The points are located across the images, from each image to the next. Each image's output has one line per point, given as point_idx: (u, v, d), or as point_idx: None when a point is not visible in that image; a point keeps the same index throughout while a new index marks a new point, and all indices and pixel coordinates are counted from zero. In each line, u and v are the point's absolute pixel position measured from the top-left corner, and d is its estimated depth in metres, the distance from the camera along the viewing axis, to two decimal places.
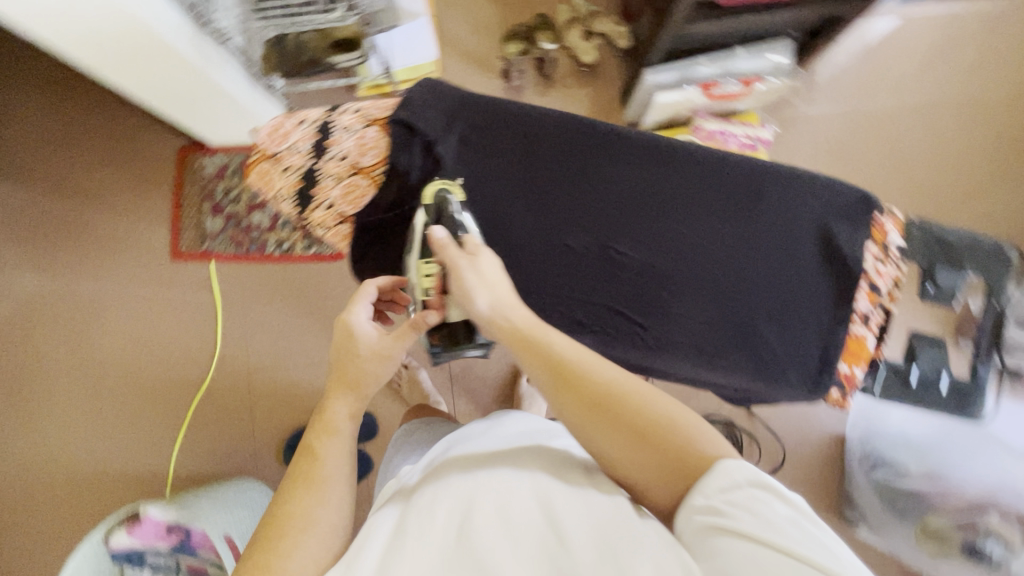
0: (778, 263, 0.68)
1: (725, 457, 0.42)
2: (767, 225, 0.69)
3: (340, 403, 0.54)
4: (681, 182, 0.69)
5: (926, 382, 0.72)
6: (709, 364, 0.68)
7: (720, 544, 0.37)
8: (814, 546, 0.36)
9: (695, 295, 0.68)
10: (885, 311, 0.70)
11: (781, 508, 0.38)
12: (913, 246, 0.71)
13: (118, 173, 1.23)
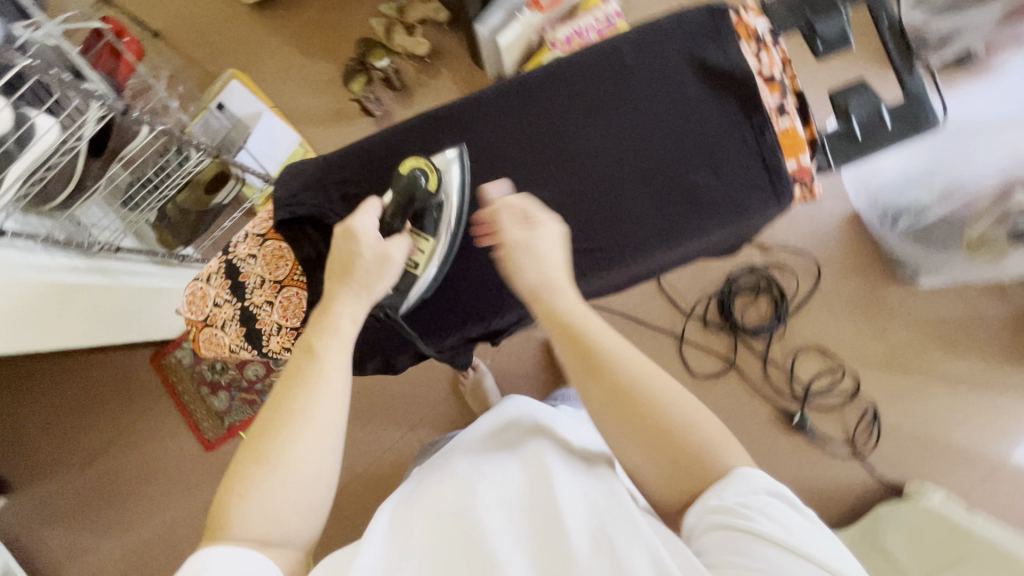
0: (674, 118, 0.67)
1: (736, 464, 0.47)
2: (642, 92, 0.67)
3: (344, 311, 0.56)
4: (546, 107, 0.69)
5: (876, 126, 0.67)
6: (673, 242, 0.66)
7: (743, 543, 0.41)
8: (823, 550, 0.41)
9: (622, 191, 0.67)
10: (793, 97, 0.68)
11: (798, 519, 0.43)
12: (779, 18, 0.69)
13: (118, 413, 1.25)
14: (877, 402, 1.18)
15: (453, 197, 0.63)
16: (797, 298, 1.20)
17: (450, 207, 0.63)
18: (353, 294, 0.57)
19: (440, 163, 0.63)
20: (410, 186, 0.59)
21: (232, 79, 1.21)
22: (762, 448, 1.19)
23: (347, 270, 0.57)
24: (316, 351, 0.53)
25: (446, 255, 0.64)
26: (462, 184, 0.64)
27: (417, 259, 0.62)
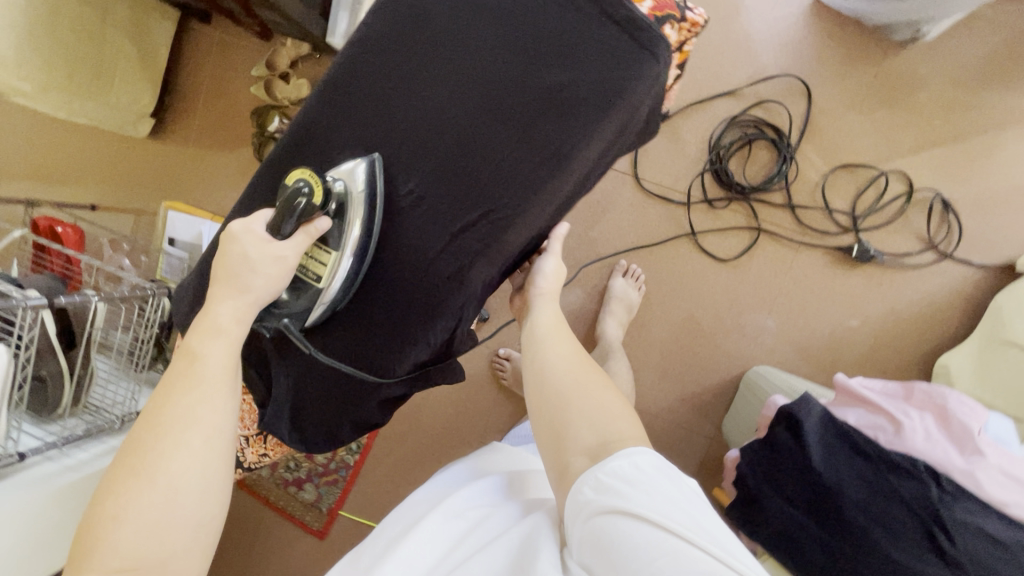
0: (489, 27, 0.50)
1: (631, 443, 0.45)
2: (443, 22, 0.51)
3: (224, 308, 0.49)
4: (353, 103, 0.53)
5: None
6: (563, 172, 0.52)
7: (619, 528, 0.39)
8: (700, 526, 0.38)
9: (484, 152, 0.52)
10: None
11: (681, 491, 0.41)
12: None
13: (230, 544, 1.30)
14: (941, 188, 1.00)
15: (358, 203, 0.50)
16: (798, 124, 1.03)
17: (356, 217, 0.51)
18: (237, 296, 0.49)
19: (339, 173, 0.51)
20: (295, 205, 0.48)
21: (167, 210, 1.19)
22: (835, 296, 1.05)
23: (228, 268, 0.49)
24: (202, 357, 0.48)
25: (357, 262, 0.53)
26: (372, 194, 0.51)
27: (318, 269, 0.52)
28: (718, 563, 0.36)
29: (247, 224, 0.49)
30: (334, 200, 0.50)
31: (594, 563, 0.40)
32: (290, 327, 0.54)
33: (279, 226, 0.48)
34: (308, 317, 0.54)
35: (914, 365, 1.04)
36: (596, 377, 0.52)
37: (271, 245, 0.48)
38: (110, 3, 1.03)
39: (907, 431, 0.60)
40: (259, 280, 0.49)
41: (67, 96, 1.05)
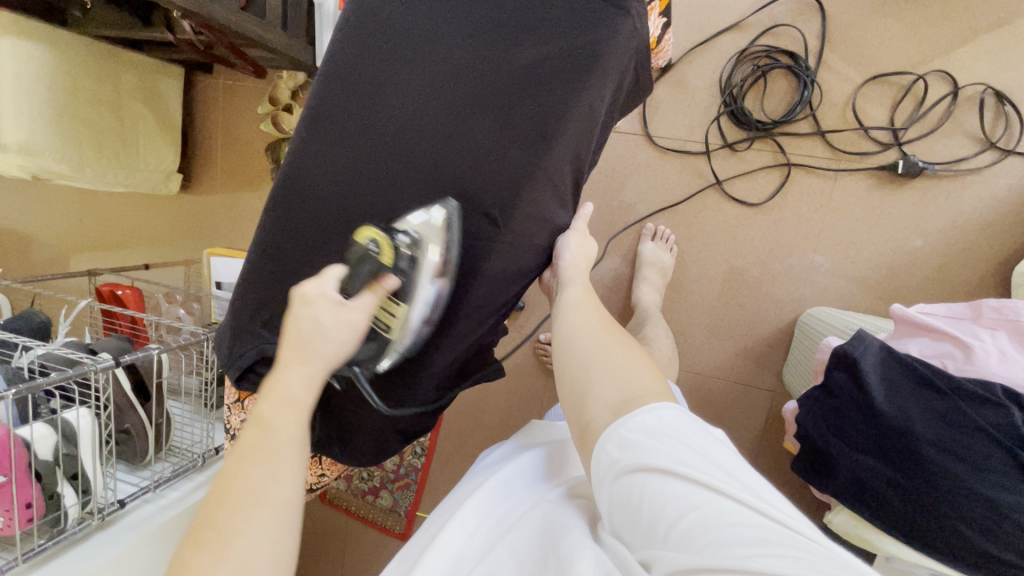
0: (449, 20, 0.47)
1: (655, 399, 0.45)
2: (403, 25, 0.48)
3: (294, 381, 0.43)
4: (337, 129, 0.51)
5: None
6: (556, 153, 0.49)
7: (648, 484, 0.40)
8: (736, 479, 0.39)
9: (473, 149, 0.50)
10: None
11: (706, 441, 0.41)
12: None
13: (323, 555, 1.38)
14: (990, 80, 0.90)
15: (430, 258, 0.51)
16: (814, 44, 0.95)
17: (428, 265, 0.52)
18: (308, 363, 0.44)
19: (412, 224, 0.51)
20: (365, 264, 0.49)
21: (211, 258, 1.22)
22: (886, 220, 0.97)
23: (302, 335, 0.44)
24: (272, 427, 0.41)
25: (425, 310, 0.53)
26: (440, 232, 0.51)
27: (389, 321, 0.51)
28: (750, 511, 0.36)
29: (322, 288, 0.45)
30: (405, 253, 0.50)
31: (640, 525, 0.40)
32: (360, 376, 0.52)
33: (348, 286, 0.48)
34: (378, 365, 0.54)
35: (989, 279, 0.95)
36: (618, 339, 0.52)
37: (343, 310, 0.45)
38: (118, 74, 1.08)
39: (979, 355, 0.55)
40: (332, 346, 0.45)
41: (99, 171, 1.11)
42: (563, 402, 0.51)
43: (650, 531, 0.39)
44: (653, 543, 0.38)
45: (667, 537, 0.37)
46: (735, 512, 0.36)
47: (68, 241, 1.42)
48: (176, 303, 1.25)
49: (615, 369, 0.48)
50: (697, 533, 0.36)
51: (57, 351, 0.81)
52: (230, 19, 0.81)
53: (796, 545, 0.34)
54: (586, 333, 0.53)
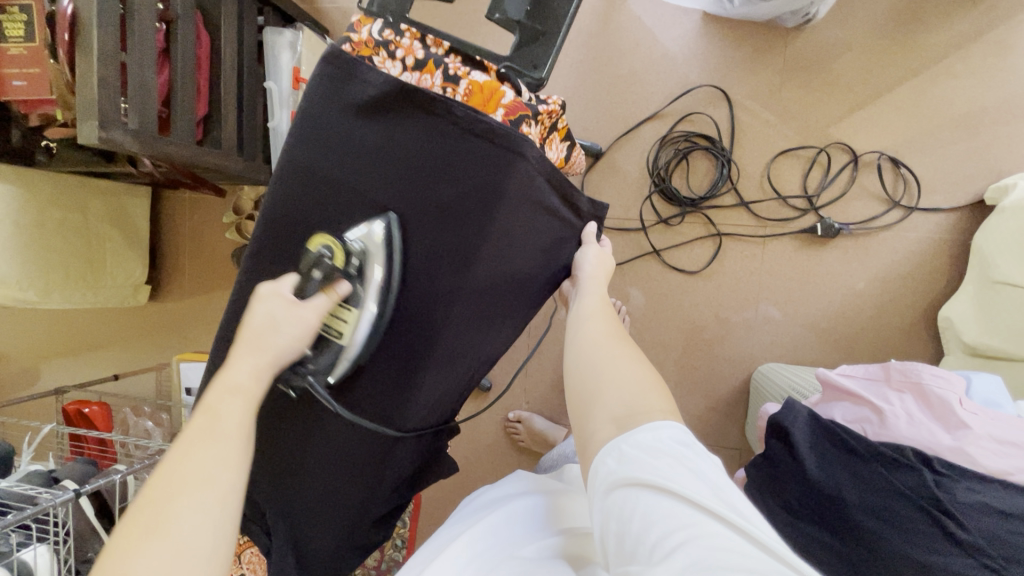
0: (369, 168, 0.54)
1: (660, 416, 0.46)
2: (334, 177, 0.54)
3: (241, 369, 0.49)
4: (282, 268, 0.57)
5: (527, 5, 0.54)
6: (477, 274, 0.55)
7: (640, 501, 0.41)
8: (726, 501, 0.39)
9: (402, 278, 0.55)
10: (452, 56, 0.52)
11: (707, 466, 0.42)
12: (382, 5, 0.54)
13: None
14: (884, 148, 1.00)
15: (377, 268, 0.53)
16: (727, 127, 1.05)
17: (374, 275, 0.54)
18: (259, 354, 0.49)
19: (356, 236, 0.53)
20: (320, 270, 0.54)
21: (179, 364, 1.22)
22: (816, 276, 1.04)
23: (255, 331, 0.50)
24: (219, 412, 0.47)
25: (376, 322, 0.55)
26: (389, 250, 0.53)
27: (339, 326, 0.54)
28: (743, 540, 0.37)
29: (277, 288, 0.52)
30: (356, 262, 0.53)
31: (628, 537, 0.40)
32: (315, 384, 0.55)
33: (303, 288, 0.54)
34: (331, 374, 0.56)
35: (917, 324, 1.01)
36: (618, 345, 0.54)
37: (298, 307, 0.52)
38: (85, 201, 1.14)
39: (891, 420, 0.59)
40: (286, 339, 0.51)
41: (66, 294, 1.14)
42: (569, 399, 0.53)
43: (634, 546, 0.40)
44: (632, 561, 0.40)
45: (652, 555, 0.38)
46: (728, 540, 0.37)
47: (37, 357, 1.43)
48: (145, 414, 1.25)
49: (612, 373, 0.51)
50: (681, 552, 0.37)
51: (15, 489, 0.81)
52: (187, 154, 0.87)
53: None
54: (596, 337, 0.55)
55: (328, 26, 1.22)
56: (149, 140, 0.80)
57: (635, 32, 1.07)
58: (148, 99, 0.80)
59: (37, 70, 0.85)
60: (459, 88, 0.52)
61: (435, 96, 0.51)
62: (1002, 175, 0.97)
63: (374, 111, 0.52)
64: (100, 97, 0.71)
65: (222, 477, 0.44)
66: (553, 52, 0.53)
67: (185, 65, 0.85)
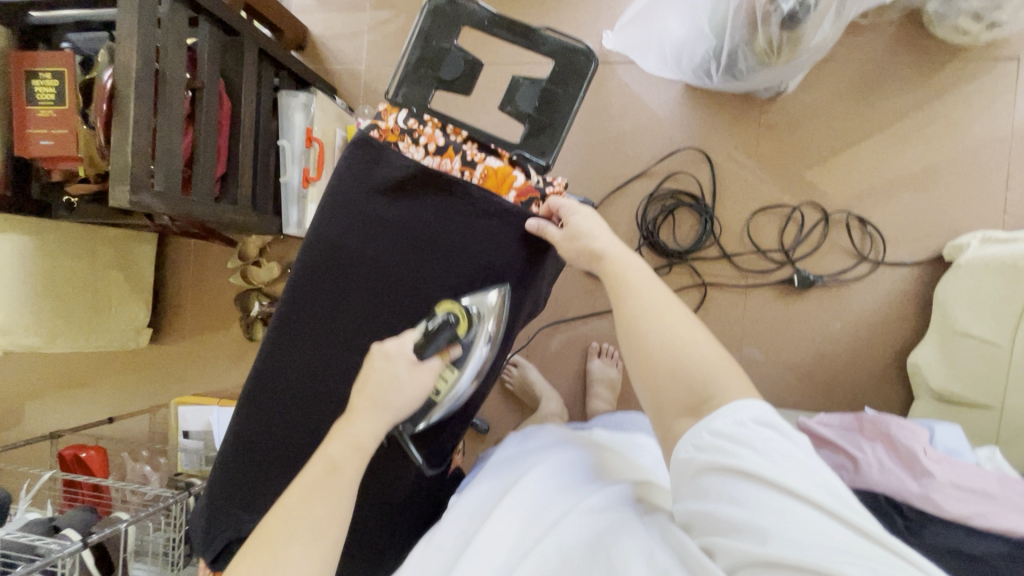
0: (397, 241, 0.60)
1: (739, 398, 0.49)
2: (358, 247, 0.60)
3: (362, 426, 0.51)
4: (305, 331, 0.62)
5: (541, 92, 0.58)
6: (486, 334, 0.62)
7: (730, 484, 0.46)
8: (814, 483, 0.44)
9: None
10: (469, 142, 0.60)
11: (791, 446, 0.46)
12: (407, 97, 0.60)
13: None
14: (851, 207, 1.10)
15: (487, 329, 0.59)
16: (709, 186, 1.14)
17: (484, 339, 0.59)
18: (380, 412, 0.51)
19: (472, 301, 0.59)
20: (443, 333, 0.56)
21: (177, 407, 1.24)
22: (795, 324, 1.11)
23: (378, 387, 0.52)
24: (339, 467, 0.49)
25: (472, 380, 0.61)
26: (498, 319, 0.60)
27: (443, 383, 0.59)
28: (826, 517, 0.42)
29: (401, 347, 0.53)
30: (474, 328, 0.58)
31: (717, 511, 0.46)
32: (405, 431, 0.64)
33: (424, 348, 0.55)
34: (414, 424, 0.65)
35: (888, 369, 1.09)
36: (682, 311, 0.54)
37: (420, 370, 0.53)
38: (94, 249, 1.17)
39: (864, 467, 0.65)
40: (404, 399, 0.52)
41: (70, 338, 1.16)
42: (638, 380, 0.54)
43: (723, 522, 0.45)
44: (717, 533, 0.46)
45: (744, 530, 0.44)
46: (813, 518, 0.42)
47: (31, 401, 1.43)
48: (142, 460, 1.26)
49: (677, 359, 0.51)
50: (770, 534, 0.42)
51: (20, 540, 0.81)
52: (208, 211, 0.92)
53: (866, 554, 0.40)
54: (650, 302, 0.54)
55: (336, 85, 1.30)
56: (173, 200, 0.85)
57: (623, 99, 1.17)
58: (174, 162, 0.86)
59: (64, 130, 0.89)
60: (474, 172, 0.59)
61: (453, 178, 0.58)
62: (958, 233, 1.06)
63: (403, 190, 0.59)
64: (133, 163, 0.76)
65: (326, 513, 0.46)
66: (559, 142, 0.59)
67: (208, 128, 0.91)
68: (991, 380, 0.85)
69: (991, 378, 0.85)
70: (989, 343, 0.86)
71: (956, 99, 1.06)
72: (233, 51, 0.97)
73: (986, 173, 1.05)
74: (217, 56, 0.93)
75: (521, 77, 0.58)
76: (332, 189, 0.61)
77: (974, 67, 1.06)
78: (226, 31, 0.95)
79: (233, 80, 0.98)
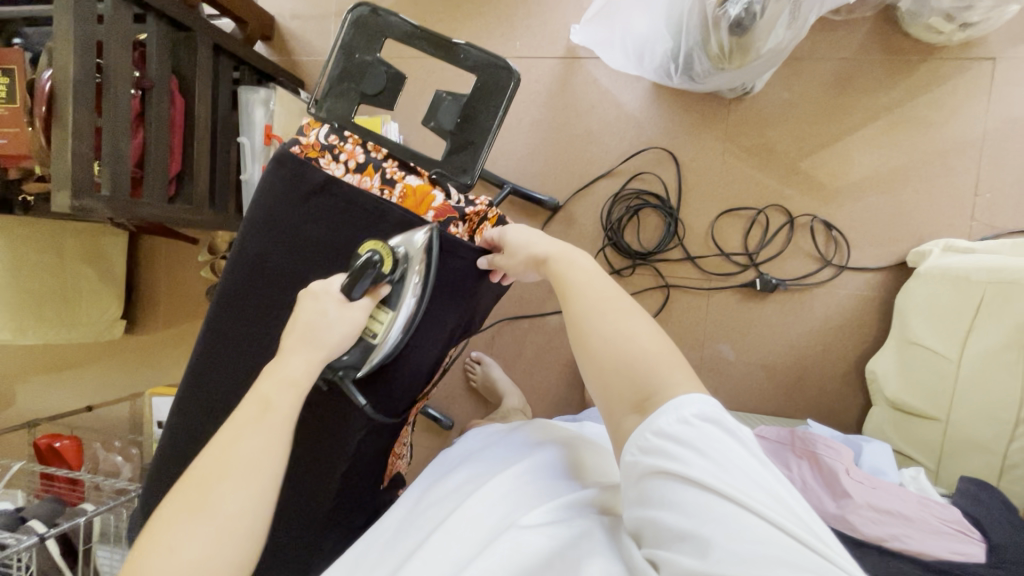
0: (314, 256, 0.64)
1: (681, 391, 0.44)
2: (289, 258, 0.64)
3: (296, 342, 0.52)
4: (238, 335, 0.65)
5: (458, 110, 0.63)
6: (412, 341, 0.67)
7: (669, 489, 0.42)
8: (761, 486, 0.40)
9: None
10: (390, 160, 0.64)
11: (739, 447, 0.41)
12: (330, 110, 0.64)
13: None
14: (817, 211, 1.08)
15: (415, 269, 0.59)
16: (674, 186, 1.12)
17: (413, 276, 0.59)
18: (325, 323, 0.54)
19: (400, 241, 0.60)
20: (370, 273, 0.55)
21: (151, 397, 1.25)
22: (758, 327, 1.11)
23: (308, 324, 0.54)
24: (272, 402, 0.50)
25: (405, 321, 0.61)
26: (426, 255, 0.60)
27: (375, 327, 0.59)
28: (773, 529, 0.37)
29: (328, 285, 0.56)
30: (400, 264, 0.58)
31: (660, 519, 0.42)
32: (347, 377, 0.60)
33: (353, 287, 0.55)
34: (357, 371, 0.60)
35: (847, 374, 1.08)
36: (626, 305, 0.51)
37: (348, 307, 0.56)
38: (63, 244, 1.18)
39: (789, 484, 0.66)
40: (349, 311, 0.55)
41: (42, 332, 1.17)
42: (589, 379, 0.50)
43: (666, 532, 0.41)
44: (663, 544, 0.42)
45: (684, 542, 0.40)
46: (757, 529, 0.38)
47: (14, 387, 1.46)
48: (116, 450, 1.29)
49: (624, 350, 0.47)
50: (711, 546, 0.38)
51: None
52: (158, 212, 0.92)
53: (814, 570, 0.35)
54: (591, 302, 0.51)
55: (303, 78, 1.28)
56: (122, 204, 0.85)
57: (590, 95, 1.14)
58: (121, 164, 0.85)
59: (15, 129, 0.88)
60: (394, 190, 0.64)
61: (376, 200, 0.62)
62: (923, 238, 1.04)
63: (320, 204, 0.63)
64: (74, 170, 0.76)
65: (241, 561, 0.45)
66: (479, 159, 0.63)
67: (158, 128, 0.90)
68: (938, 393, 0.85)
69: (938, 390, 0.85)
70: (940, 355, 0.86)
71: (928, 101, 1.03)
72: (186, 45, 0.95)
73: (956, 178, 1.03)
74: (168, 53, 0.91)
75: (443, 93, 0.62)
76: (262, 200, 0.64)
77: (950, 65, 1.02)
78: (178, 27, 0.93)
79: (186, 75, 0.97)
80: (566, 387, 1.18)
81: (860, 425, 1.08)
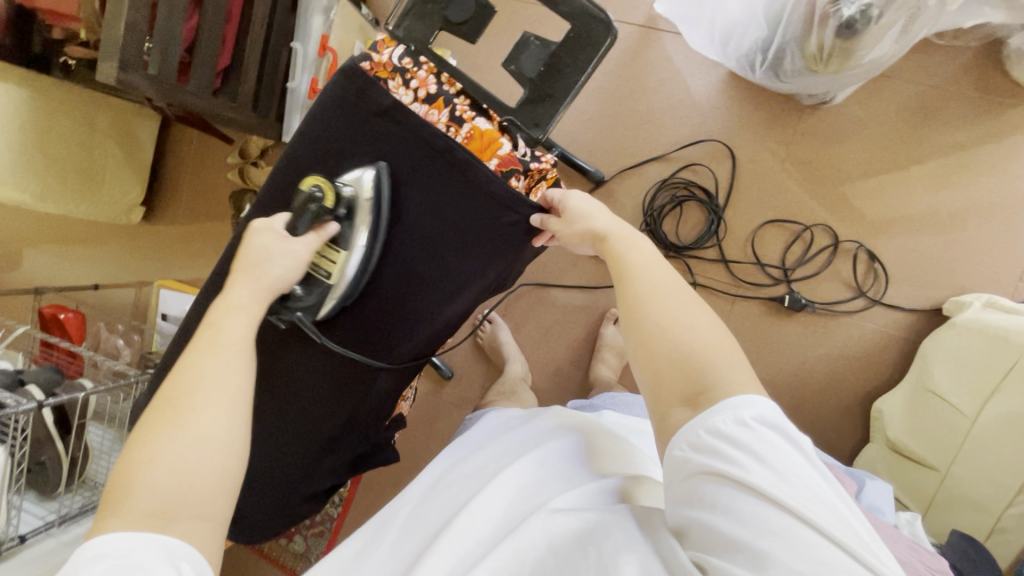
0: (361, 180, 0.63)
1: (739, 391, 0.43)
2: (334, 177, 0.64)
3: None
4: None
5: (543, 57, 0.59)
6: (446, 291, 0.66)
7: (726, 495, 0.41)
8: (823, 503, 0.39)
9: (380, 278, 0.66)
10: (462, 96, 0.61)
11: (800, 458, 0.40)
12: (408, 31, 0.60)
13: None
14: (864, 239, 1.05)
15: (363, 206, 0.61)
16: (726, 185, 1.09)
17: (361, 213, 0.61)
18: None
19: (349, 180, 0.61)
20: (312, 209, 0.57)
21: (160, 289, 1.25)
22: (776, 344, 1.09)
23: (253, 259, 0.55)
24: (224, 329, 0.50)
25: (362, 259, 0.62)
26: (377, 196, 0.61)
27: (328, 266, 0.61)
28: (833, 546, 0.37)
29: (269, 223, 0.57)
30: (344, 200, 0.60)
31: (714, 526, 0.41)
32: (303, 319, 0.62)
33: (294, 225, 0.57)
34: (319, 310, 0.63)
35: (853, 406, 1.08)
36: (687, 296, 0.49)
37: (291, 243, 0.57)
38: (97, 118, 1.15)
39: None
40: None
41: (64, 204, 1.16)
42: (636, 366, 0.49)
43: (719, 538, 0.41)
44: (713, 550, 0.41)
45: (739, 552, 0.39)
46: (819, 547, 0.37)
47: (23, 249, 1.46)
48: (118, 332, 1.30)
49: (678, 336, 0.46)
50: (771, 560, 0.38)
51: None
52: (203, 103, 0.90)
53: None
54: (651, 286, 0.50)
55: None
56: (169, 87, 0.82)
57: (662, 71, 1.09)
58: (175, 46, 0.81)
59: None
60: (461, 129, 0.61)
61: (439, 137, 0.61)
62: (965, 289, 1.02)
63: (375, 129, 0.62)
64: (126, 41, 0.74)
65: None
66: (555, 116, 0.60)
67: (215, 15, 0.86)
68: (946, 444, 0.84)
69: (945, 443, 0.84)
70: (954, 409, 0.85)
71: (1007, 149, 0.98)
72: None
73: (1014, 235, 1.00)
74: None
75: (532, 36, 0.58)
76: (319, 112, 0.63)
77: None
78: None
79: None
80: (570, 362, 1.17)
81: (851, 458, 1.08)
